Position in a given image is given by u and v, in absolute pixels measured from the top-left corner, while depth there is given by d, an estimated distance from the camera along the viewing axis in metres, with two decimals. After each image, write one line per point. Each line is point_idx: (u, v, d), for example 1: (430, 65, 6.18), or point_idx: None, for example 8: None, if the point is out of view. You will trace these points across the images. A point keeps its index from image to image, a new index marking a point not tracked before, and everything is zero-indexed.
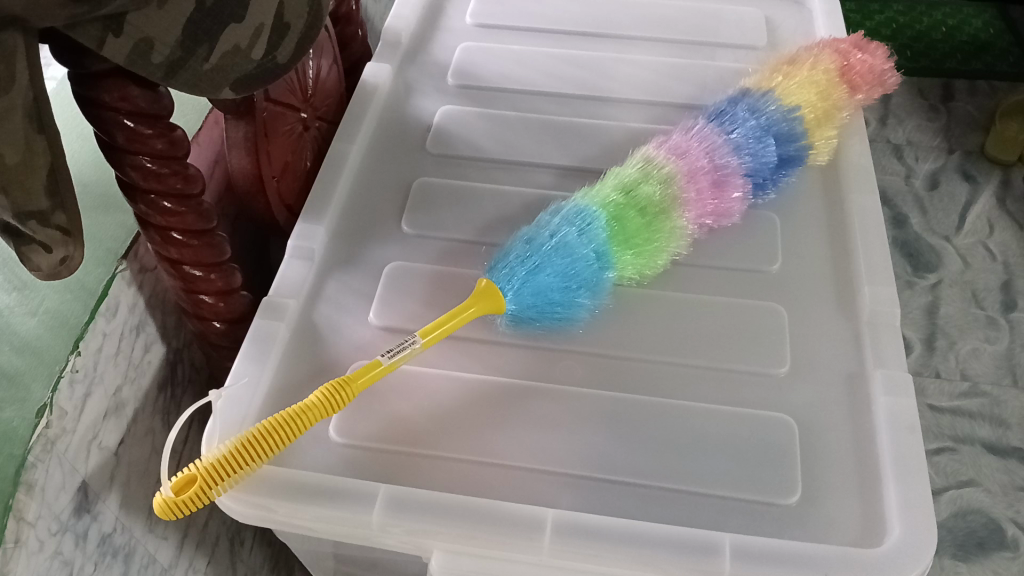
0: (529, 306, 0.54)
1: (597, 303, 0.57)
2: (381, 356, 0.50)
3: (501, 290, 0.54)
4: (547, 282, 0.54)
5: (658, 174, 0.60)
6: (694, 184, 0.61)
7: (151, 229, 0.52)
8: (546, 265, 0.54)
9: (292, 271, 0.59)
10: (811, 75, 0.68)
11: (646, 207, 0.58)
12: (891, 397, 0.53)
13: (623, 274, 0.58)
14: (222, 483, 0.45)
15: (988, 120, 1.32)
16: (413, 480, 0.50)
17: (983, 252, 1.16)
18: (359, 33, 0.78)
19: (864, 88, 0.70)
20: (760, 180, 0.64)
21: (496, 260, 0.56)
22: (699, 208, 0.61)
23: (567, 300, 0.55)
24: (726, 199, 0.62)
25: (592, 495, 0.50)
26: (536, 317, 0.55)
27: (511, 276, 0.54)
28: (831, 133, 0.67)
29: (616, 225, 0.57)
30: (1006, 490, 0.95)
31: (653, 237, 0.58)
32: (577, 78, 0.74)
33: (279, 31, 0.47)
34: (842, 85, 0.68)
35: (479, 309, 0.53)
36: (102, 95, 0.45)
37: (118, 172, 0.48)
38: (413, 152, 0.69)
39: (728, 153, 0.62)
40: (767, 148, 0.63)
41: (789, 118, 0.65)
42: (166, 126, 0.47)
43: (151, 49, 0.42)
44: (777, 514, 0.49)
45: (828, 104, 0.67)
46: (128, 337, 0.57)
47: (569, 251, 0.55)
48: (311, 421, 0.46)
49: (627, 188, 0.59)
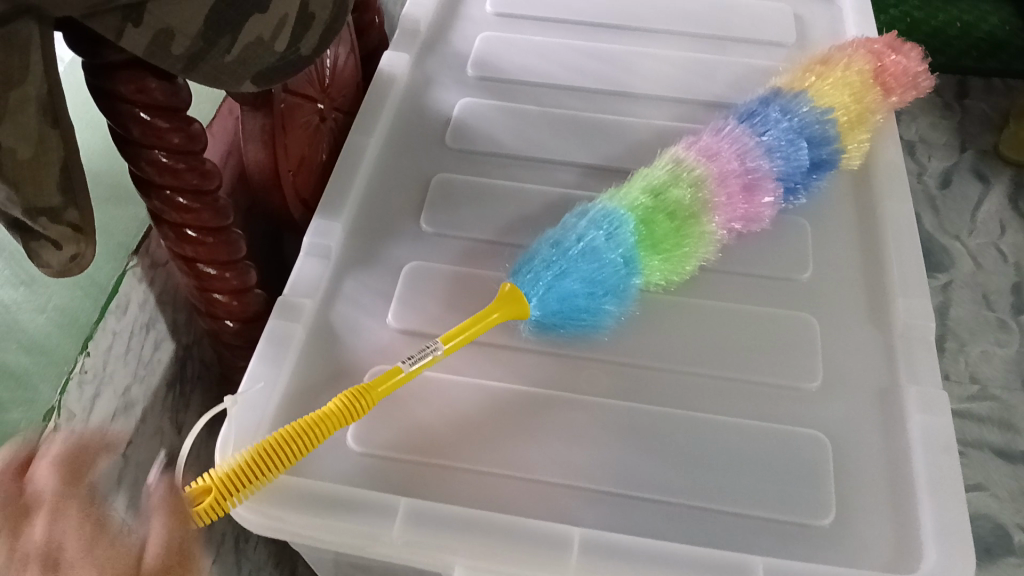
0: (554, 312, 0.52)
1: (622, 310, 0.56)
2: (401, 363, 0.48)
3: (525, 294, 0.52)
4: (573, 288, 0.52)
5: (688, 177, 0.58)
6: (725, 188, 0.58)
7: (165, 225, 0.49)
8: (573, 271, 0.52)
9: (308, 270, 0.57)
10: (844, 75, 0.65)
11: (676, 210, 0.56)
12: (927, 415, 0.52)
13: (649, 280, 0.56)
14: (238, 494, 0.43)
15: (1003, 120, 1.29)
16: (432, 493, 0.48)
17: (995, 254, 1.14)
18: (376, 20, 0.76)
19: (898, 91, 0.67)
20: (791, 184, 0.62)
21: (520, 264, 0.54)
22: (729, 212, 0.59)
23: (592, 307, 0.53)
24: (757, 204, 0.60)
25: (617, 512, 0.48)
26: (560, 323, 0.53)
27: (536, 281, 0.52)
28: (864, 137, 0.65)
29: (645, 230, 0.54)
30: (1014, 496, 0.94)
31: (683, 242, 0.56)
32: (599, 73, 0.72)
33: (302, 22, 0.45)
34: (875, 87, 0.66)
35: (503, 315, 0.51)
36: (118, 88, 0.42)
37: (133, 167, 0.46)
38: (433, 147, 0.67)
39: (760, 157, 0.60)
40: (800, 151, 0.61)
41: (823, 121, 0.63)
42: (183, 119, 0.45)
43: (171, 40, 0.39)
44: (809, 536, 0.47)
45: (861, 106, 0.65)
46: (139, 335, 0.55)
47: (595, 258, 0.53)
48: (329, 429, 0.45)
49: (656, 190, 0.57)
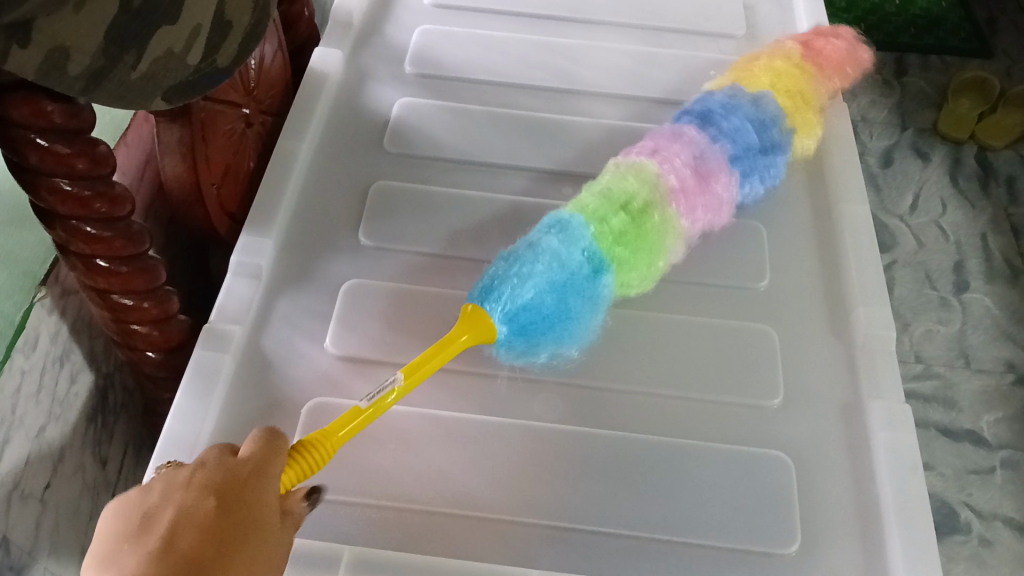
0: (521, 325, 0.48)
1: (600, 313, 0.51)
2: (360, 402, 0.44)
3: (489, 311, 0.48)
4: (536, 296, 0.48)
5: (640, 174, 0.54)
6: (686, 187, 0.54)
7: (73, 256, 0.45)
8: (534, 284, 0.48)
9: (237, 293, 0.53)
10: (773, 62, 0.63)
11: (637, 209, 0.52)
12: (890, 431, 0.50)
13: (617, 280, 0.52)
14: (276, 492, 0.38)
15: (941, 97, 1.28)
16: (380, 536, 0.45)
17: (936, 232, 1.13)
18: (306, 12, 0.71)
19: (833, 69, 0.65)
20: (751, 175, 0.59)
21: (479, 286, 0.50)
22: (690, 202, 0.54)
23: (561, 313, 0.49)
24: (716, 190, 0.56)
25: (575, 548, 0.45)
26: (528, 338, 0.49)
27: (498, 296, 0.48)
28: (813, 127, 0.62)
29: (608, 235, 0.50)
30: (958, 473, 0.94)
31: (645, 235, 0.51)
32: (543, 67, 0.69)
33: (219, 30, 0.41)
34: (808, 66, 0.64)
35: (473, 335, 0.48)
36: (10, 112, 0.37)
37: (33, 196, 0.42)
38: (370, 150, 0.63)
39: (715, 150, 0.56)
40: (753, 140, 0.58)
41: (767, 107, 0.59)
42: (87, 142, 0.40)
43: (67, 60, 0.35)
44: (775, 564, 0.46)
45: (799, 86, 0.62)
46: (51, 370, 0.51)
47: (557, 267, 0.48)
48: (294, 476, 0.40)
49: (610, 192, 0.53)
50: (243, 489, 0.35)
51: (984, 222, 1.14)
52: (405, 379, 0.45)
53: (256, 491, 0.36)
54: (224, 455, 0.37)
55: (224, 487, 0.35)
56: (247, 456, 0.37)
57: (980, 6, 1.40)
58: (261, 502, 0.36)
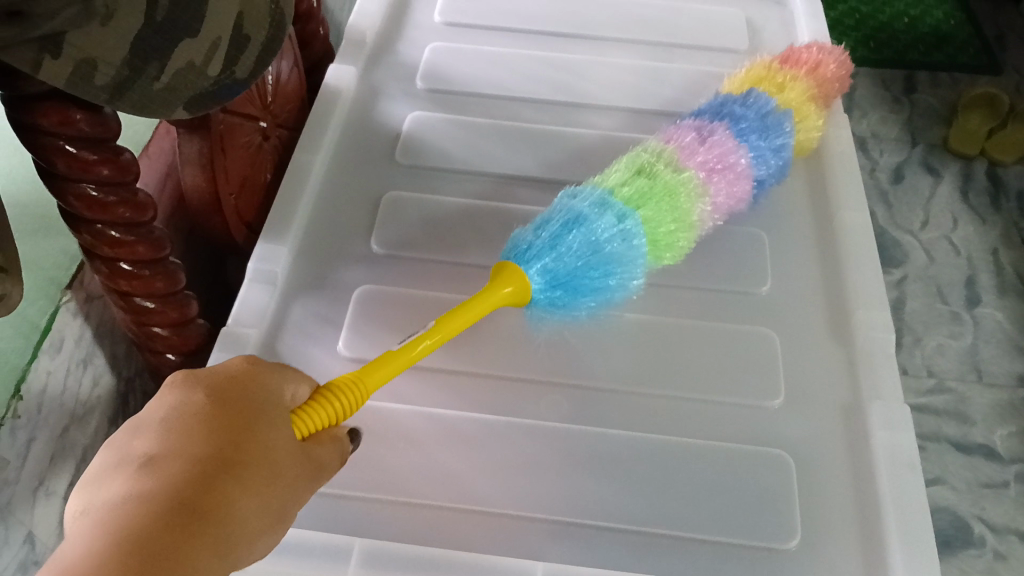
0: (561, 281, 0.51)
1: (637, 265, 0.54)
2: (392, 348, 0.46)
3: (525, 271, 0.51)
4: (571, 248, 0.51)
5: (647, 151, 0.58)
6: (701, 158, 0.57)
7: (98, 260, 0.47)
8: (564, 236, 0.51)
9: (253, 298, 0.55)
10: (751, 72, 0.66)
11: (652, 174, 0.55)
12: (889, 431, 0.51)
13: (653, 229, 0.54)
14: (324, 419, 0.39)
15: (950, 113, 1.29)
16: (390, 531, 0.46)
17: (946, 247, 1.14)
18: (321, 31, 0.74)
19: (815, 70, 0.66)
20: (768, 152, 0.60)
21: (512, 250, 0.53)
22: (708, 163, 0.57)
23: (599, 262, 0.52)
24: (732, 149, 0.59)
25: (580, 544, 0.46)
26: (567, 294, 0.52)
27: (535, 257, 0.51)
28: (811, 116, 0.64)
29: (631, 197, 0.54)
30: (971, 488, 0.94)
31: (661, 187, 0.55)
32: (550, 83, 0.71)
33: (237, 42, 0.43)
34: (786, 70, 0.66)
35: (513, 287, 0.50)
36: (38, 120, 0.39)
37: (60, 202, 0.44)
38: (382, 163, 0.65)
39: (721, 128, 0.59)
40: (755, 120, 0.60)
41: (755, 97, 0.62)
42: (112, 150, 0.42)
43: (94, 70, 0.37)
44: (776, 561, 0.47)
45: (777, 86, 0.65)
46: (75, 373, 0.53)
47: (580, 220, 0.52)
48: (331, 416, 0.40)
49: (625, 166, 0.56)
50: (255, 418, 0.37)
51: (994, 236, 1.15)
52: (432, 329, 0.47)
53: (269, 422, 0.37)
54: (245, 379, 0.39)
55: (233, 413, 0.37)
56: (264, 390, 0.38)
57: (988, 23, 1.41)
58: (274, 433, 0.37)
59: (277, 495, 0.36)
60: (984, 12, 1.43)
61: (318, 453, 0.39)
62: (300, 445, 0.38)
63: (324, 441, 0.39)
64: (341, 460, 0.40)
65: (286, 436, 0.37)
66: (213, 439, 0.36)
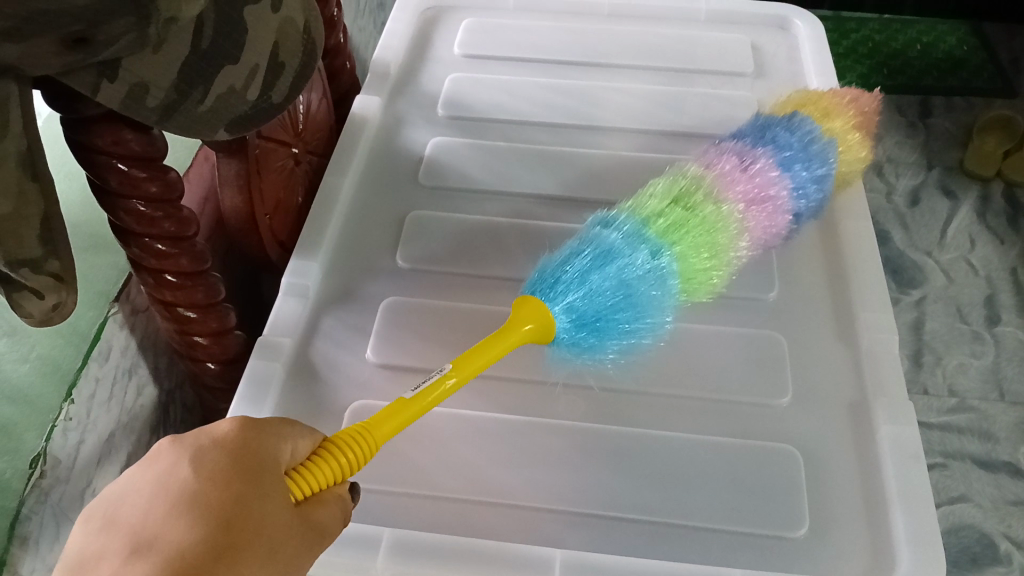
0: (588, 322, 0.51)
1: (666, 309, 0.54)
2: (405, 392, 0.44)
3: (549, 306, 0.50)
4: (600, 287, 0.51)
5: (687, 178, 0.58)
6: (742, 188, 0.58)
7: (145, 272, 0.51)
8: (593, 275, 0.51)
9: (287, 309, 0.58)
10: (798, 99, 0.68)
11: (691, 207, 0.56)
12: (895, 425, 0.53)
13: (694, 267, 0.54)
14: (325, 479, 0.39)
15: (965, 136, 1.31)
16: (415, 522, 0.49)
17: (965, 268, 1.15)
18: (347, 65, 0.78)
19: (857, 104, 0.68)
20: (812, 182, 0.61)
21: (538, 282, 0.53)
22: (748, 196, 0.58)
23: (627, 306, 0.52)
24: (771, 181, 0.59)
25: (598, 534, 0.49)
26: (592, 338, 0.52)
27: (560, 293, 0.51)
28: (856, 142, 0.65)
29: (667, 232, 0.54)
30: (997, 505, 0.93)
31: (702, 223, 0.55)
32: (566, 109, 0.74)
33: (273, 70, 0.48)
34: (832, 98, 0.68)
35: (535, 327, 0.49)
36: (95, 140, 0.43)
37: (112, 216, 0.47)
38: (406, 185, 0.69)
39: (763, 156, 0.60)
40: (798, 149, 0.61)
41: (799, 121, 0.64)
42: (160, 168, 0.46)
43: (145, 92, 0.40)
44: (784, 550, 0.48)
45: (823, 109, 0.66)
46: (121, 381, 0.57)
47: (612, 259, 0.52)
48: (330, 476, 0.40)
49: (661, 197, 0.57)
50: (248, 494, 0.36)
51: (1014, 256, 1.16)
52: (450, 371, 0.46)
53: (263, 494, 0.37)
54: (244, 442, 0.38)
55: (232, 483, 0.36)
56: (263, 454, 0.38)
57: (1002, 49, 1.44)
58: (268, 508, 0.36)
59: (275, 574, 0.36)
60: (997, 39, 1.46)
61: (318, 518, 0.38)
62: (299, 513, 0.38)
63: (326, 503, 0.39)
64: (343, 521, 0.40)
65: (281, 509, 0.37)
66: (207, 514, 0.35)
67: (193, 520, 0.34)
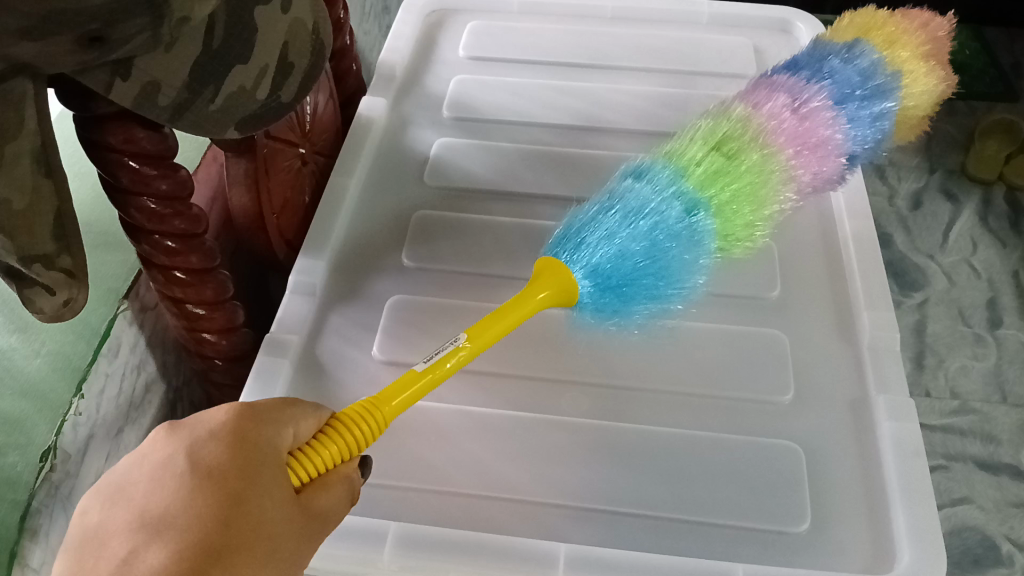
0: (615, 283, 0.51)
1: (703, 267, 0.55)
2: (417, 364, 0.45)
3: (569, 268, 0.51)
4: (631, 247, 0.51)
5: (732, 120, 0.59)
6: (793, 134, 0.58)
7: (155, 269, 0.51)
8: (620, 233, 0.52)
9: (294, 307, 0.59)
10: (865, 21, 0.66)
11: (736, 152, 0.56)
12: (896, 421, 0.54)
13: (734, 220, 0.55)
14: (329, 456, 0.40)
15: (967, 139, 1.32)
16: (421, 516, 0.50)
17: (967, 270, 1.15)
18: (353, 67, 0.79)
19: (925, 32, 0.66)
20: (864, 122, 0.61)
21: (560, 241, 0.53)
22: (797, 142, 0.58)
23: (655, 269, 0.53)
24: (821, 127, 0.59)
25: (602, 529, 0.49)
26: (619, 305, 0.53)
27: (585, 254, 0.51)
28: (924, 70, 0.64)
29: (703, 185, 0.55)
30: (999, 507, 0.94)
31: (746, 173, 0.56)
32: (570, 110, 0.75)
33: (283, 70, 0.48)
34: (900, 23, 0.66)
35: (551, 294, 0.50)
36: (107, 138, 0.44)
37: (123, 214, 0.48)
38: (412, 185, 0.69)
39: (819, 94, 0.60)
40: (851, 92, 0.61)
41: (854, 58, 0.63)
42: (170, 166, 0.47)
43: (157, 91, 0.41)
44: (786, 545, 0.49)
45: (889, 38, 0.65)
46: (129, 377, 0.58)
47: (643, 216, 0.53)
48: (339, 454, 0.40)
49: (706, 138, 0.57)
50: (246, 490, 0.36)
51: (1016, 259, 1.16)
52: (465, 342, 0.46)
53: (262, 489, 0.37)
54: (243, 434, 0.38)
55: (233, 477, 0.36)
56: (262, 447, 0.38)
57: (1004, 52, 1.44)
58: (267, 503, 0.37)
59: (275, 568, 0.36)
60: (998, 43, 1.46)
61: (320, 505, 0.39)
62: (301, 504, 0.38)
63: (330, 485, 0.40)
64: (349, 501, 0.40)
65: (280, 503, 0.37)
66: (208, 511, 0.35)
67: (194, 517, 0.35)
